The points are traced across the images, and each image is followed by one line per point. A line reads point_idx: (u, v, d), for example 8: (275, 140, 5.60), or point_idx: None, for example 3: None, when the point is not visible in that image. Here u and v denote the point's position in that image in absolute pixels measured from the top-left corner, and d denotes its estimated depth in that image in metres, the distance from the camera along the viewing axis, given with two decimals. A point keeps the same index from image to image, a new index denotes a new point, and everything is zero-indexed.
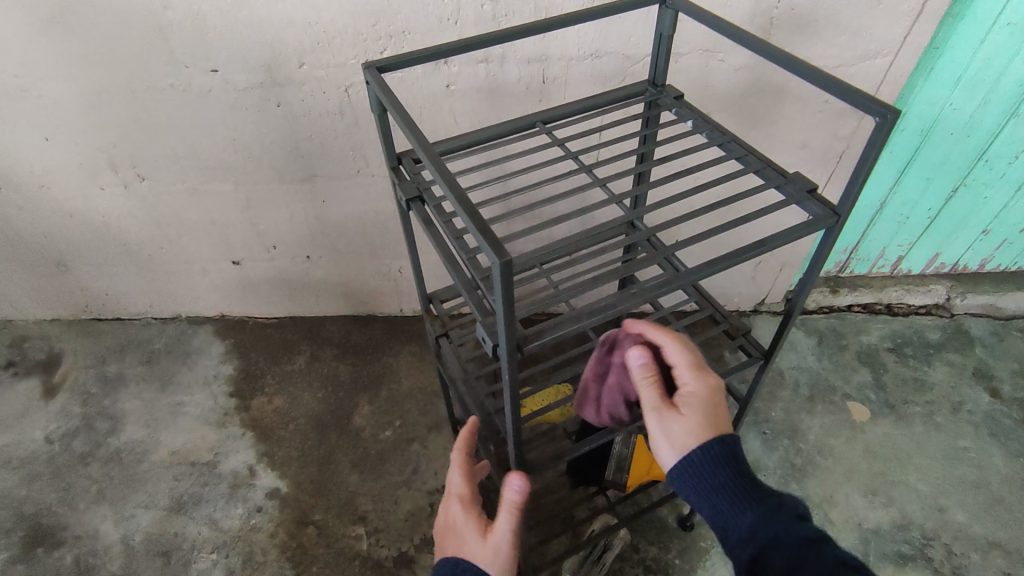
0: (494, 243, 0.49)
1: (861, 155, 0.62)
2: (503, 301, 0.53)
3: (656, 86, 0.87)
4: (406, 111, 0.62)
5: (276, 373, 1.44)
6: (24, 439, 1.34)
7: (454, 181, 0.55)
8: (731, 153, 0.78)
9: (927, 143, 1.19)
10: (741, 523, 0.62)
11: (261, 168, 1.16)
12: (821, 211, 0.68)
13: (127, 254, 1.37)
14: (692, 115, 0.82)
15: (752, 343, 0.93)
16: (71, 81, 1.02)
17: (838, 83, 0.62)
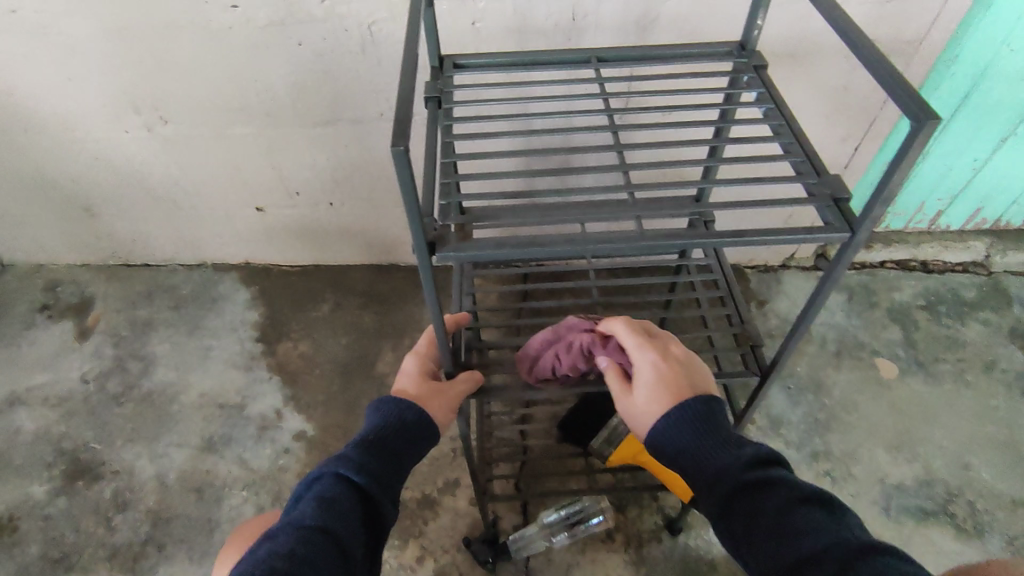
0: (400, 132, 0.50)
1: (889, 168, 0.55)
2: (404, 200, 0.53)
3: (744, 51, 0.82)
4: (419, 2, 0.67)
5: (301, 320, 1.46)
6: (61, 379, 1.38)
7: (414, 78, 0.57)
8: (779, 135, 0.72)
9: (978, 88, 1.12)
10: (726, 466, 0.60)
11: (284, 111, 1.14)
12: (835, 223, 0.62)
13: (152, 200, 1.37)
14: (759, 86, 0.77)
15: (755, 356, 0.87)
16: (90, 18, 1.00)
17: (898, 86, 0.56)
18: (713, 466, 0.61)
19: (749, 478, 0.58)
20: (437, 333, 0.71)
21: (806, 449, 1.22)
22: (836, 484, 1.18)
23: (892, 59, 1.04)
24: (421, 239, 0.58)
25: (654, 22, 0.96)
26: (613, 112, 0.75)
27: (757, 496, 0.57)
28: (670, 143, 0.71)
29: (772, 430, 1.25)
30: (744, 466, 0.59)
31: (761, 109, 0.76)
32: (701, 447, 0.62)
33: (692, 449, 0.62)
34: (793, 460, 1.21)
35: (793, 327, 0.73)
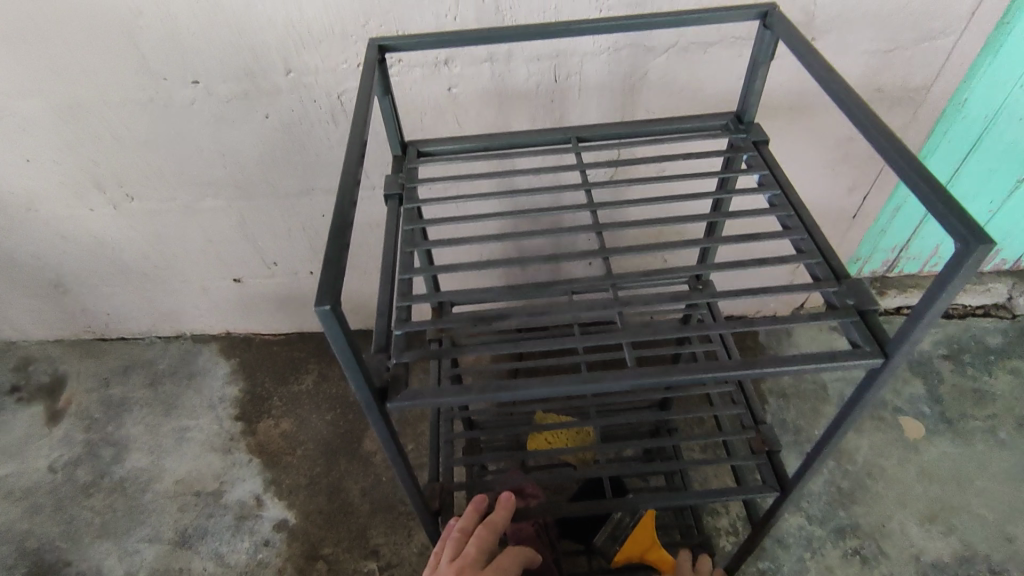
0: (321, 289, 0.44)
1: (932, 290, 0.48)
2: (336, 350, 0.46)
3: (741, 124, 0.76)
4: (366, 97, 0.62)
5: (283, 394, 1.37)
6: (29, 469, 1.30)
7: (346, 208, 0.52)
8: (789, 229, 0.65)
9: (990, 131, 1.06)
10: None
11: (256, 184, 1.08)
12: (865, 343, 0.54)
13: (125, 275, 1.31)
14: (763, 167, 0.70)
15: (772, 465, 0.79)
16: (39, 97, 0.94)
17: (929, 190, 0.50)
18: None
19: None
20: (408, 485, 0.63)
21: (831, 524, 1.12)
22: (867, 564, 1.07)
23: (898, 108, 0.98)
24: (366, 387, 0.50)
25: (641, 81, 0.89)
26: (591, 199, 0.70)
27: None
28: (652, 246, 0.64)
29: (791, 503, 1.15)
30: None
31: (767, 195, 0.68)
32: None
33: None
34: (817, 538, 1.10)
35: (816, 448, 0.64)
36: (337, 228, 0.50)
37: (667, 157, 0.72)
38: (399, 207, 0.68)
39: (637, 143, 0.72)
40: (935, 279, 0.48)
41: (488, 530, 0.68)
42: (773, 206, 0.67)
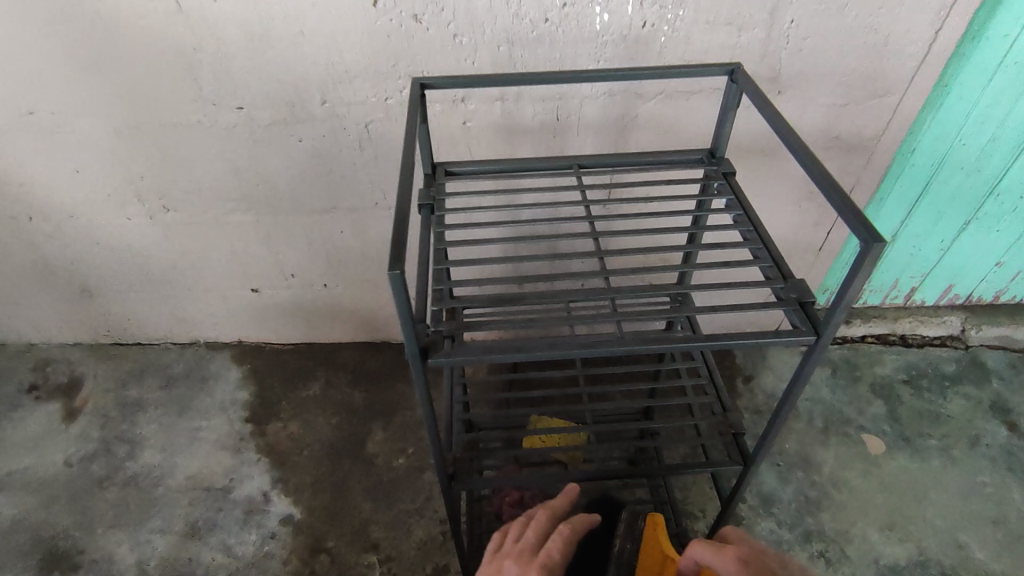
0: (394, 257, 0.55)
1: (846, 278, 0.60)
2: (400, 312, 0.57)
3: (714, 158, 0.89)
4: (414, 122, 0.74)
5: (291, 399, 1.46)
6: (46, 462, 1.37)
7: (407, 199, 0.63)
8: (747, 240, 0.77)
9: (937, 177, 1.20)
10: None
11: (284, 201, 1.20)
12: (802, 326, 0.65)
13: (150, 282, 1.40)
14: (729, 193, 0.83)
15: (737, 446, 0.88)
16: (99, 116, 1.05)
17: (844, 205, 0.62)
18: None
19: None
20: (431, 443, 0.73)
21: (799, 528, 1.22)
22: (831, 565, 1.17)
23: (855, 154, 1.12)
24: (416, 342, 0.62)
25: (632, 122, 1.03)
26: (591, 216, 0.81)
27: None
28: (642, 250, 0.76)
29: (763, 509, 1.24)
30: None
31: (733, 215, 0.81)
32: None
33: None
34: (786, 541, 1.20)
35: (771, 421, 0.76)
36: (399, 214, 0.60)
37: (655, 185, 0.84)
38: (429, 215, 0.79)
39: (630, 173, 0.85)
40: (850, 268, 0.59)
41: (545, 514, 0.74)
42: (737, 223, 0.79)
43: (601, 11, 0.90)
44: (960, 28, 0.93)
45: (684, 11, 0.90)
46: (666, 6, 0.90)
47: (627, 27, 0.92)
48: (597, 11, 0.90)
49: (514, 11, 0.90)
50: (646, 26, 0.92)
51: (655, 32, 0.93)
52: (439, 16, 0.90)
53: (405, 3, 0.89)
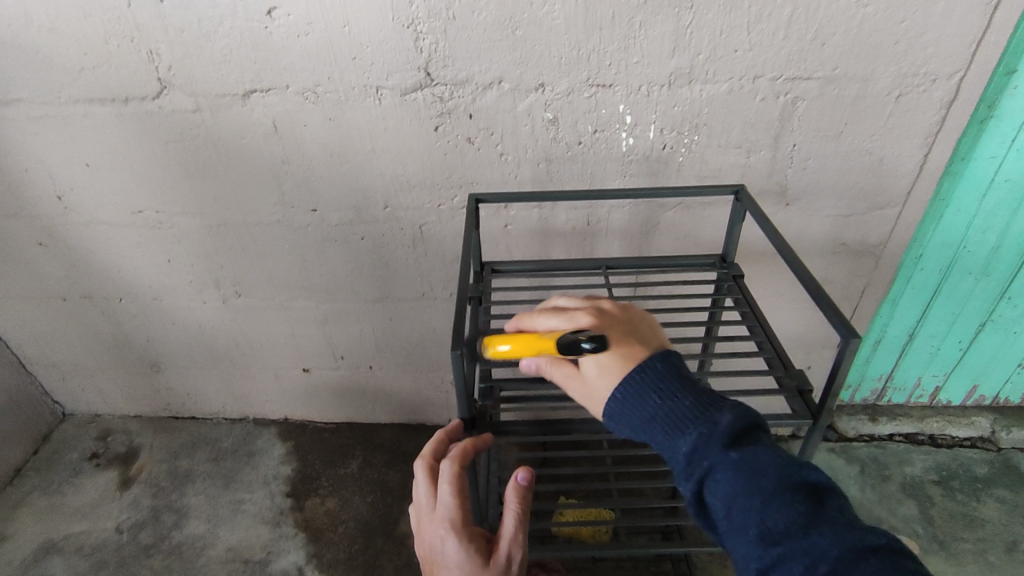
0: (455, 338, 0.67)
1: (834, 368, 0.68)
2: (456, 386, 0.68)
3: (726, 263, 1.00)
4: (471, 231, 0.87)
5: (330, 476, 1.53)
6: (98, 528, 1.45)
7: (463, 293, 0.75)
8: (753, 335, 0.85)
9: (946, 280, 1.28)
10: (727, 473, 0.54)
11: (342, 289, 1.34)
12: (801, 409, 0.73)
13: (213, 359, 1.53)
14: (738, 293, 0.93)
15: None
16: (196, 215, 1.24)
17: (828, 306, 0.70)
18: (692, 480, 0.56)
19: (735, 459, 0.54)
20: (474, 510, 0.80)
21: None
22: None
23: (863, 258, 1.21)
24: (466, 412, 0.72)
25: (655, 227, 1.16)
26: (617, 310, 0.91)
27: (639, 407, 0.60)
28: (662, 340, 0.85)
29: None
30: (727, 443, 0.55)
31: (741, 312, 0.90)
32: (668, 416, 0.58)
33: (732, 492, 0.54)
34: None
35: None
36: (457, 305, 0.72)
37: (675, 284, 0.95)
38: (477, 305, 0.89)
39: (651, 273, 0.96)
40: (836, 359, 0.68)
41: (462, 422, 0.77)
42: (744, 320, 0.88)
43: (627, 135, 1.05)
44: (947, 153, 1.04)
45: (699, 136, 1.05)
46: (683, 132, 1.04)
47: (649, 149, 1.07)
48: (624, 136, 1.05)
49: (552, 135, 1.06)
50: (666, 148, 1.06)
51: (674, 153, 1.07)
52: (489, 139, 1.07)
53: (461, 129, 1.06)
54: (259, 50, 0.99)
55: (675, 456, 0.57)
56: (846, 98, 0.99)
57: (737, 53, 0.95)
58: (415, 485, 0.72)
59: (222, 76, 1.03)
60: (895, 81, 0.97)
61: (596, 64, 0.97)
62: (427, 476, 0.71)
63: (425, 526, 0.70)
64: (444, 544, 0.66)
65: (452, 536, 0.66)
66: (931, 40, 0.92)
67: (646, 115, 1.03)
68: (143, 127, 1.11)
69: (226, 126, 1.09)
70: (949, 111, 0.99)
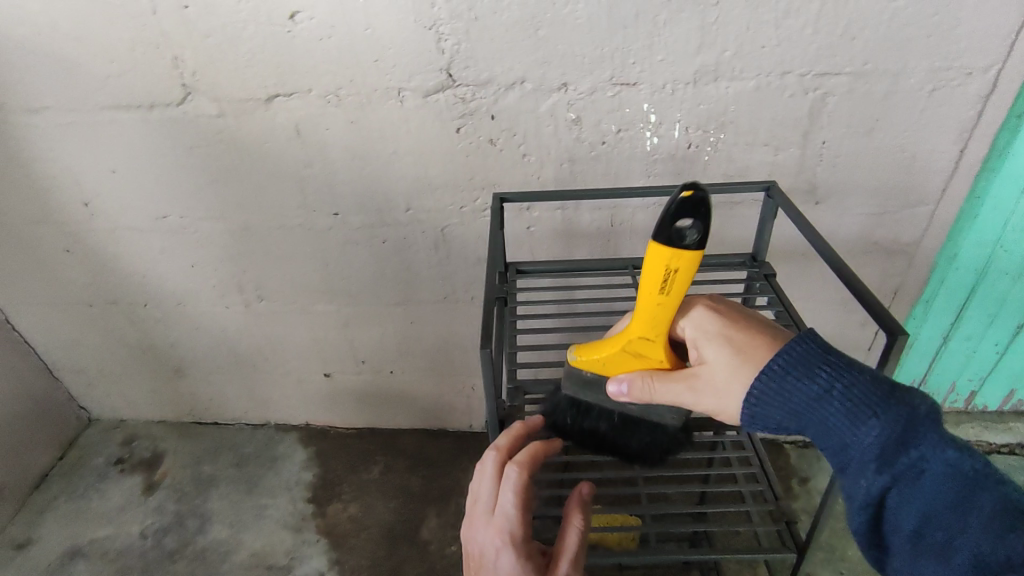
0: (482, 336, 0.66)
1: (877, 365, 0.65)
2: (484, 387, 0.67)
3: (756, 261, 0.98)
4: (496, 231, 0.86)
5: (352, 482, 1.53)
6: (124, 532, 1.46)
7: (490, 292, 0.74)
8: (787, 334, 0.83)
9: (983, 281, 1.24)
10: (937, 473, 0.53)
11: (363, 293, 1.34)
12: None
13: (236, 365, 1.54)
14: (769, 292, 0.91)
15: (789, 533, 0.84)
16: (220, 220, 1.24)
17: (869, 301, 0.68)
18: (884, 476, 0.54)
19: (951, 458, 0.52)
20: None
21: None
22: None
23: (896, 258, 1.18)
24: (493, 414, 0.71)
25: None
26: None
27: (812, 384, 0.59)
28: None
29: None
30: (945, 436, 0.53)
31: (773, 312, 0.88)
32: (854, 393, 0.56)
33: (931, 503, 0.53)
34: None
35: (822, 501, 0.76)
36: (484, 305, 0.71)
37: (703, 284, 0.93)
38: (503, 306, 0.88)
39: (679, 273, 0.95)
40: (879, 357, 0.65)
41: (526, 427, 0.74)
42: (777, 319, 0.86)
43: (651, 135, 1.04)
44: (983, 149, 1.01)
45: (726, 134, 1.03)
46: (709, 130, 1.03)
47: (675, 148, 1.05)
48: (648, 135, 1.04)
49: (575, 135, 1.05)
50: (691, 147, 1.05)
51: (699, 152, 1.05)
52: (510, 140, 1.06)
53: (483, 130, 1.05)
54: (282, 53, 0.99)
55: (860, 448, 0.55)
56: (878, 94, 0.97)
57: (765, 48, 0.93)
58: (477, 477, 0.71)
59: (245, 81, 1.03)
60: (929, 75, 0.94)
61: (620, 61, 0.96)
62: (494, 474, 0.69)
63: (476, 524, 0.68)
64: (496, 556, 0.65)
65: (509, 549, 0.64)
66: (967, 32, 0.90)
67: (671, 113, 1.01)
68: (168, 133, 1.12)
69: (249, 131, 1.10)
70: (986, 106, 0.97)
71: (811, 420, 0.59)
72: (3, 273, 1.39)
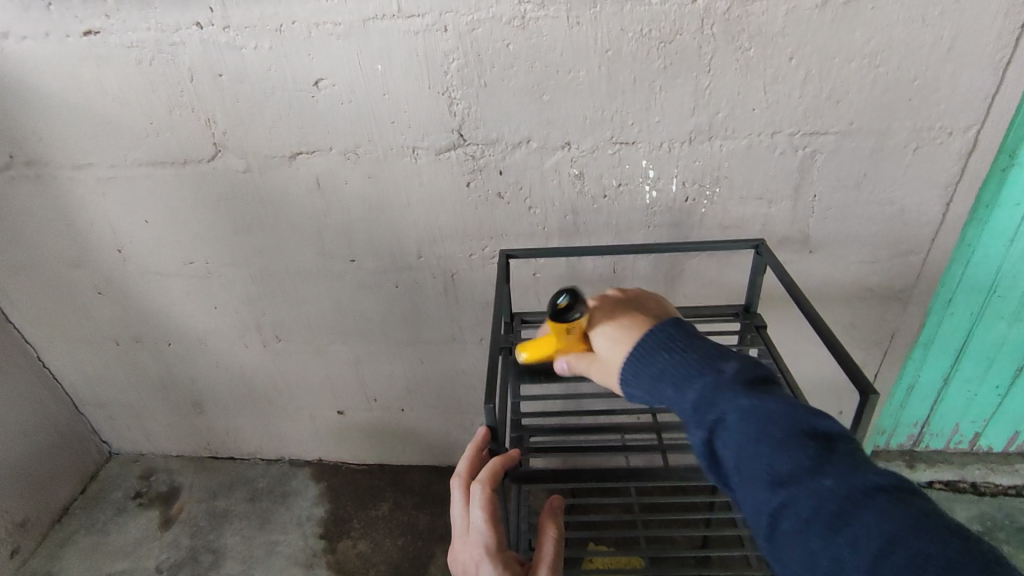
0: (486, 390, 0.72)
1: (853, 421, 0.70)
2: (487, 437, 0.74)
3: (748, 313, 1.03)
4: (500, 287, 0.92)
5: (362, 518, 1.56)
6: (140, 566, 1.50)
7: (495, 347, 0.81)
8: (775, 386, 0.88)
9: (979, 325, 1.27)
10: (734, 417, 0.59)
11: (377, 334, 1.39)
12: None
13: (252, 402, 1.60)
14: (759, 343, 0.96)
15: None
16: (244, 265, 1.32)
17: (846, 360, 0.73)
18: (702, 429, 0.61)
19: (744, 405, 0.59)
20: None
21: None
22: None
23: (890, 303, 1.22)
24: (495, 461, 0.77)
25: (680, 274, 1.19)
26: None
27: (651, 365, 0.68)
28: None
29: None
30: (738, 389, 0.61)
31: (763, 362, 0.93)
32: (678, 371, 0.65)
33: (741, 444, 0.58)
34: None
35: None
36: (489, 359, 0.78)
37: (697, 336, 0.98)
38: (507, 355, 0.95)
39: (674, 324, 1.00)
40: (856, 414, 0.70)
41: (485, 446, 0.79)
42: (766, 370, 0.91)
43: (650, 189, 1.10)
44: (968, 202, 1.06)
45: (720, 189, 1.09)
46: (705, 184, 1.08)
47: (672, 202, 1.11)
48: (647, 189, 1.10)
49: (578, 189, 1.11)
50: (688, 200, 1.10)
51: (696, 204, 1.11)
52: (517, 193, 1.13)
53: (491, 184, 1.12)
54: (306, 115, 1.08)
55: (684, 409, 0.63)
56: (864, 151, 1.02)
57: (755, 111, 1.00)
58: (452, 506, 0.76)
59: (272, 140, 1.11)
60: (912, 134, 1.00)
61: (619, 123, 1.03)
62: (462, 495, 0.75)
63: (459, 546, 0.73)
64: (478, 569, 0.69)
65: (487, 559, 0.68)
66: (945, 95, 0.95)
67: (668, 169, 1.07)
68: (199, 185, 1.20)
69: (273, 185, 1.17)
70: (967, 163, 1.02)
71: (653, 393, 0.67)
72: (38, 314, 1.47)
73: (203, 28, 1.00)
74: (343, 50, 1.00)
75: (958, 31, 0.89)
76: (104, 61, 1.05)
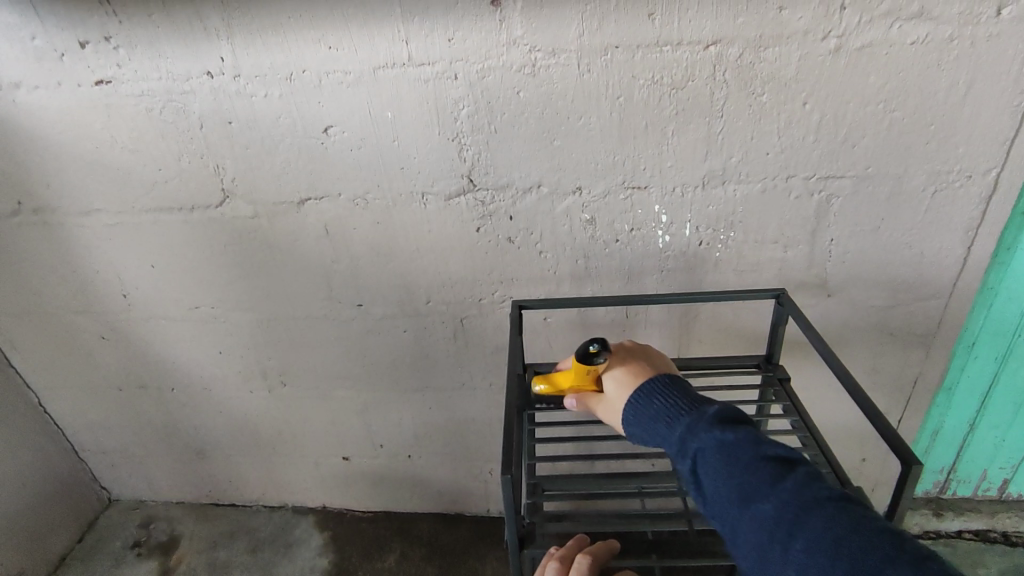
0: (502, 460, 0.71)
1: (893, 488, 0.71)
2: (505, 506, 0.72)
3: (771, 363, 1.04)
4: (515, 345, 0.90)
5: (367, 570, 1.51)
6: None
7: (508, 409, 0.80)
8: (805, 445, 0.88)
9: (1004, 369, 1.23)
10: (711, 449, 0.64)
11: (383, 379, 1.36)
12: None
13: (256, 448, 1.56)
14: (786, 399, 0.96)
15: None
16: (250, 309, 1.30)
17: (881, 425, 0.74)
18: (687, 461, 0.66)
19: (719, 437, 0.64)
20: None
21: None
22: None
23: (912, 348, 1.18)
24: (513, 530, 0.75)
25: (694, 318, 1.16)
26: None
27: (648, 403, 0.73)
28: None
29: None
30: (713, 422, 0.66)
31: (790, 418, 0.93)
32: (665, 408, 0.71)
33: (717, 472, 0.63)
34: None
35: None
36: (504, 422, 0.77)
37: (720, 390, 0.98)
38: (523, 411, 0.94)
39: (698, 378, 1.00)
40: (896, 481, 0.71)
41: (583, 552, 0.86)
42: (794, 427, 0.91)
43: (662, 233, 1.08)
44: (990, 246, 1.03)
45: (735, 234, 1.07)
46: (718, 229, 1.07)
47: (686, 247, 1.09)
48: (659, 234, 1.08)
49: (590, 234, 1.09)
50: (702, 244, 1.08)
51: (710, 249, 1.09)
52: (528, 238, 1.11)
53: (501, 229, 1.11)
54: (315, 161, 1.07)
55: (670, 444, 0.68)
56: (881, 195, 1.00)
57: (768, 155, 0.98)
58: None
59: (280, 186, 1.11)
60: (930, 178, 0.98)
61: (630, 168, 1.02)
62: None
63: None
64: None
65: None
66: (963, 139, 0.94)
67: (681, 214, 1.06)
68: (206, 231, 1.19)
69: (281, 231, 1.16)
70: (988, 207, 1.00)
71: (647, 434, 0.72)
72: (41, 359, 1.45)
73: (213, 77, 1.00)
74: (353, 98, 1.00)
75: (974, 76, 0.88)
76: (114, 110, 1.06)
